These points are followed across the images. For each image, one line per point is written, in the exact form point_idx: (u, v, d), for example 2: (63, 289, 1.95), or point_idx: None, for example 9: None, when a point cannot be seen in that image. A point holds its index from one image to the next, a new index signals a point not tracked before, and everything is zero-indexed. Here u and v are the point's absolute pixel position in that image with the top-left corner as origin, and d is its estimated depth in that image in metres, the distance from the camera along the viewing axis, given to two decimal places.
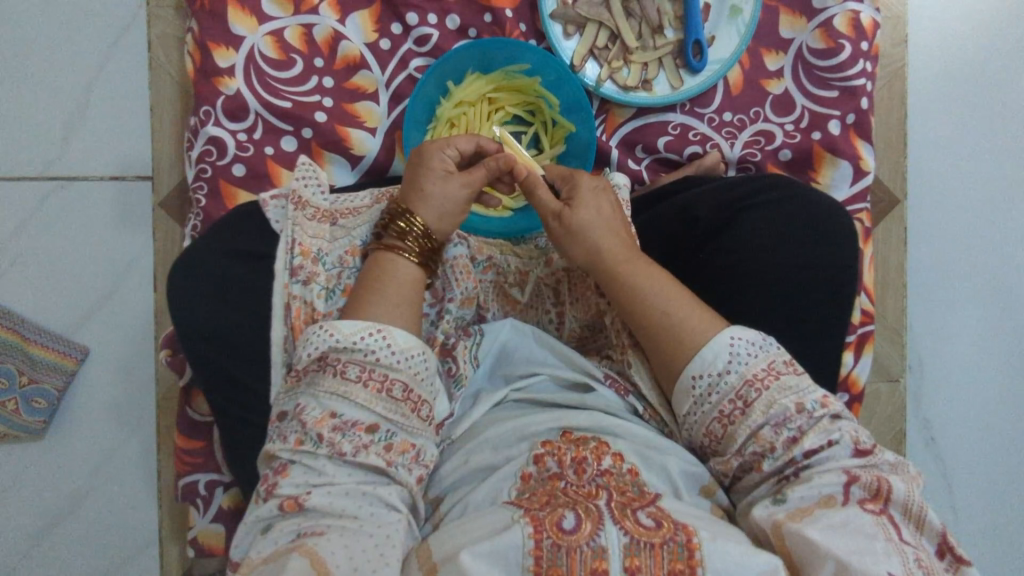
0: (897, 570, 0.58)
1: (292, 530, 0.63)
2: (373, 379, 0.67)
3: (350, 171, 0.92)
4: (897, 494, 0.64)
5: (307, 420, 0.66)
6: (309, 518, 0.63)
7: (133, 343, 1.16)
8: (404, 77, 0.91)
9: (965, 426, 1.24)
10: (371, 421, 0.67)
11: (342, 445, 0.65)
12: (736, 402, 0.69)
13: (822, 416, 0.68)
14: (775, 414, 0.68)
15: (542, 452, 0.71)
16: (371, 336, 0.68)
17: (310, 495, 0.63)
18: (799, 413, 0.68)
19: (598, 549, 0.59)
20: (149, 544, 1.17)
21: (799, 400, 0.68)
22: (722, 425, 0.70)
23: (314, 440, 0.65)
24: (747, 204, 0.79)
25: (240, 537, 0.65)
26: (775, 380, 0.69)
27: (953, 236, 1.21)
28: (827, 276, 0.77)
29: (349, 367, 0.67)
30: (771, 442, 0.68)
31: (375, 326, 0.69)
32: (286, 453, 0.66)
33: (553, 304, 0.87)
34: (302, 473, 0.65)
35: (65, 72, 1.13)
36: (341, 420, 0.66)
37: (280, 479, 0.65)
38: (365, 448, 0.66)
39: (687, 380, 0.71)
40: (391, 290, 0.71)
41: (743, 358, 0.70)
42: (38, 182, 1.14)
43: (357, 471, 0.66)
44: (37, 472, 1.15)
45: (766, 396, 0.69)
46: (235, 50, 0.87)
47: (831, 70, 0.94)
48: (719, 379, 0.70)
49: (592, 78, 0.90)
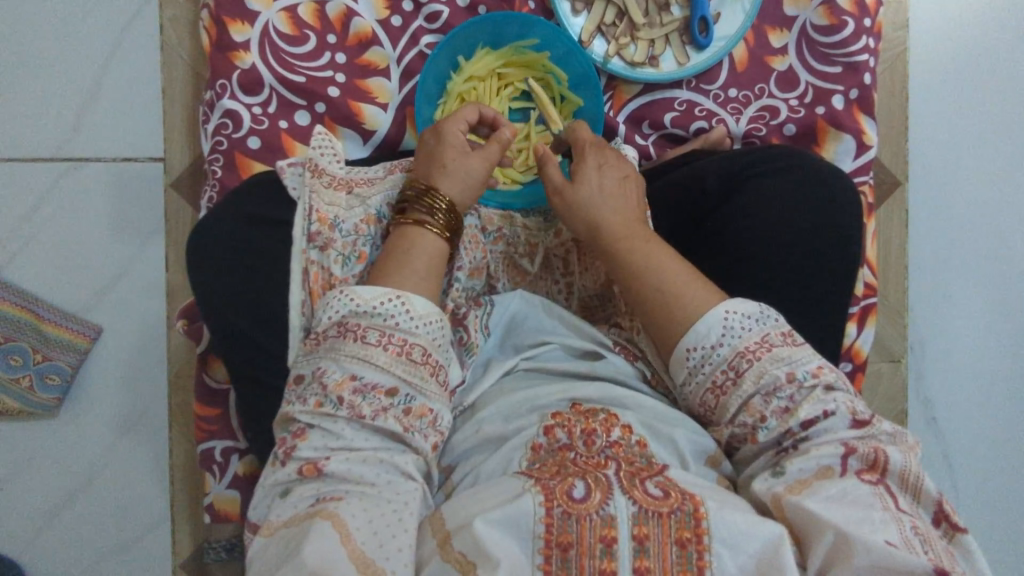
0: (894, 537, 0.60)
1: (311, 495, 0.64)
2: (392, 343, 0.68)
3: (361, 147, 0.93)
4: (894, 464, 0.65)
5: (327, 384, 0.67)
6: (328, 482, 0.65)
7: (146, 322, 1.18)
8: (414, 54, 0.93)
9: (966, 408, 1.25)
10: (389, 385, 0.68)
11: (361, 408, 0.66)
12: (728, 373, 0.71)
13: (814, 386, 0.70)
14: (765, 383, 0.70)
15: (552, 423, 0.72)
16: (389, 302, 0.70)
17: (328, 460, 0.65)
18: (789, 383, 0.70)
19: (608, 518, 0.61)
20: (162, 519, 1.18)
21: (790, 370, 0.70)
22: (715, 395, 0.73)
23: (333, 402, 0.66)
24: (751, 175, 0.80)
25: (259, 499, 0.68)
26: (767, 352, 0.71)
27: (954, 217, 1.23)
28: (832, 244, 0.78)
29: (368, 332, 0.68)
30: (761, 412, 0.70)
31: (395, 292, 0.70)
32: (304, 416, 0.67)
33: (562, 275, 0.89)
34: (320, 437, 0.66)
35: (78, 55, 1.15)
36: (362, 383, 0.67)
37: (298, 442, 0.66)
38: (383, 411, 0.67)
39: (681, 352, 0.73)
40: (417, 259, 0.74)
41: (735, 331, 0.71)
42: (52, 163, 1.16)
43: (374, 436, 0.67)
44: (51, 449, 1.17)
45: (757, 366, 0.71)
46: (250, 25, 0.89)
47: (834, 47, 0.95)
48: (712, 352, 0.72)
49: (599, 54, 0.92)
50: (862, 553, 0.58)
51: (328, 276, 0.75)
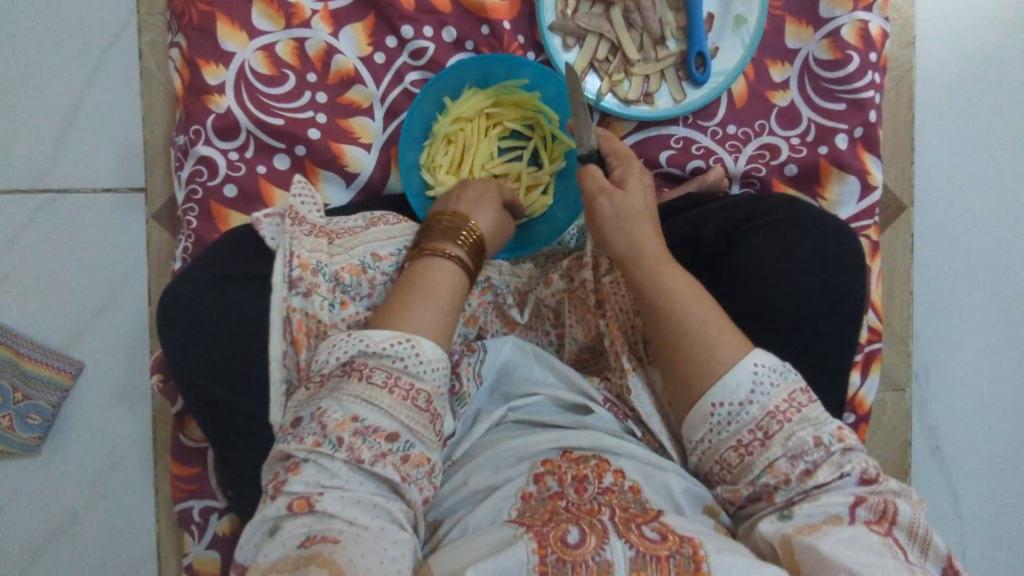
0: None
1: (302, 531, 0.60)
2: (398, 386, 0.64)
3: (343, 189, 0.90)
4: (903, 517, 0.62)
5: (328, 423, 0.62)
6: (319, 519, 0.60)
7: (129, 356, 1.15)
8: (399, 92, 0.89)
9: (974, 437, 1.21)
10: (391, 429, 0.63)
11: (361, 451, 0.62)
12: (756, 433, 0.65)
13: (837, 451, 0.64)
14: (793, 446, 0.64)
15: (543, 471, 0.69)
16: (399, 344, 0.65)
17: (321, 497, 0.60)
18: (817, 448, 0.64)
19: (604, 563, 0.58)
20: (148, 559, 1.16)
21: (817, 433, 0.65)
22: (739, 454, 0.66)
23: (332, 443, 0.62)
24: (748, 228, 0.77)
25: (247, 537, 0.63)
26: (796, 413, 0.65)
27: (963, 243, 1.18)
28: (837, 302, 0.74)
29: (375, 373, 0.64)
30: (786, 474, 0.64)
31: (405, 334, 0.66)
32: (300, 452, 0.62)
33: (553, 325, 0.86)
34: (315, 472, 0.62)
35: (55, 83, 1.11)
36: (363, 425, 0.62)
37: (291, 476, 0.62)
38: (382, 457, 0.63)
39: (708, 406, 0.67)
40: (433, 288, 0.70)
41: (766, 387, 0.65)
42: (29, 195, 1.12)
43: (369, 480, 0.63)
44: (33, 489, 1.14)
45: (787, 428, 0.65)
46: (225, 67, 0.86)
47: (838, 82, 0.92)
48: (740, 409, 0.66)
49: (592, 91, 0.88)
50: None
51: (319, 326, 0.72)
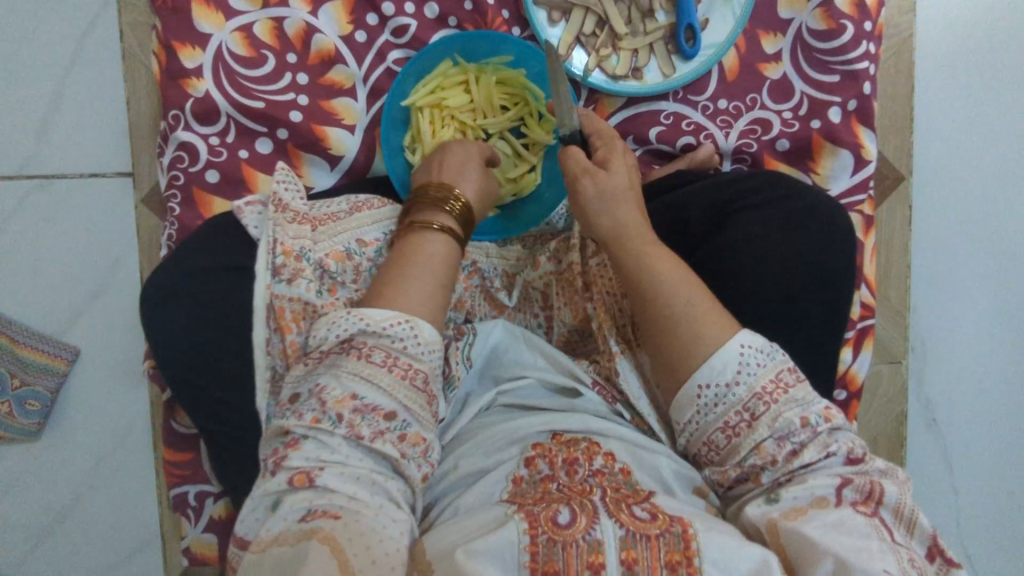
0: (892, 568, 0.56)
1: (303, 505, 0.59)
2: (398, 366, 0.63)
3: (328, 173, 0.89)
4: (889, 498, 0.62)
5: (327, 400, 0.61)
6: (320, 493, 0.59)
7: (124, 341, 1.15)
8: (382, 71, 0.87)
9: (971, 411, 1.21)
10: (390, 408, 0.63)
11: (361, 428, 0.61)
12: (742, 414, 0.65)
13: (824, 431, 0.65)
14: (780, 428, 0.64)
15: (534, 454, 0.69)
16: (399, 325, 0.64)
17: (322, 471, 0.59)
18: (804, 429, 0.64)
19: (595, 543, 0.58)
20: (151, 540, 1.18)
21: (804, 414, 0.65)
22: (726, 436, 0.66)
23: (332, 419, 0.61)
24: (737, 206, 0.76)
25: (246, 514, 0.61)
26: (783, 393, 0.65)
27: (962, 215, 1.16)
28: (823, 282, 0.73)
29: (374, 353, 0.63)
30: (773, 455, 0.64)
31: (405, 316, 0.65)
32: (300, 429, 0.61)
33: (541, 308, 0.86)
34: (315, 448, 0.61)
35: (36, 67, 1.09)
36: (362, 403, 0.61)
37: (291, 452, 0.61)
38: (381, 434, 0.62)
39: (694, 388, 0.66)
40: (431, 265, 0.69)
41: (752, 368, 0.65)
42: (16, 181, 1.11)
43: (369, 457, 0.62)
44: (35, 474, 1.15)
45: (773, 409, 0.65)
46: (202, 49, 0.84)
47: (832, 53, 0.90)
48: (726, 391, 0.65)
49: (579, 67, 0.86)
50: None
51: (313, 312, 0.70)
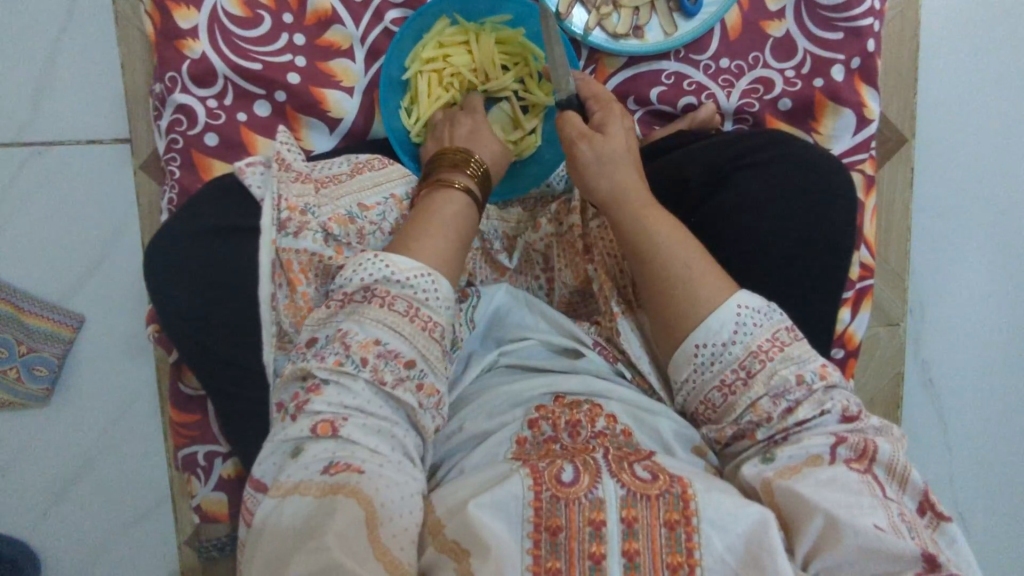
0: (882, 522, 0.58)
1: (324, 456, 0.60)
2: (419, 317, 0.64)
3: (328, 136, 0.88)
4: (882, 454, 0.63)
5: (351, 344, 0.62)
6: (342, 445, 0.60)
7: (128, 309, 1.16)
8: (379, 31, 0.86)
9: (968, 373, 1.22)
10: (410, 355, 0.63)
11: (383, 374, 0.62)
12: (738, 371, 0.66)
13: (819, 388, 0.66)
14: (775, 385, 0.65)
15: (537, 416, 0.71)
16: (422, 277, 0.65)
17: (346, 422, 0.61)
18: (799, 386, 0.65)
19: (596, 501, 0.60)
20: (161, 501, 1.21)
21: (799, 371, 0.65)
22: (723, 395, 0.67)
23: (355, 364, 0.61)
24: (739, 165, 0.76)
25: (265, 456, 0.63)
26: (779, 351, 0.66)
27: (964, 176, 1.16)
28: (821, 239, 0.74)
29: (397, 302, 0.64)
30: (768, 413, 0.65)
31: (428, 269, 0.66)
32: (321, 372, 0.62)
33: (542, 270, 0.86)
34: (337, 393, 0.62)
35: (28, 31, 1.08)
36: (385, 349, 0.62)
37: (312, 397, 0.62)
38: (402, 382, 0.63)
39: (691, 347, 0.67)
40: (451, 221, 0.70)
41: (749, 327, 0.66)
42: (12, 149, 1.10)
43: (388, 404, 0.63)
44: (45, 438, 1.17)
45: (769, 366, 0.66)
46: (197, 10, 0.83)
47: (836, 9, 0.89)
48: (723, 349, 0.66)
49: (580, 25, 0.84)
50: (849, 535, 0.57)
51: (321, 262, 0.72)
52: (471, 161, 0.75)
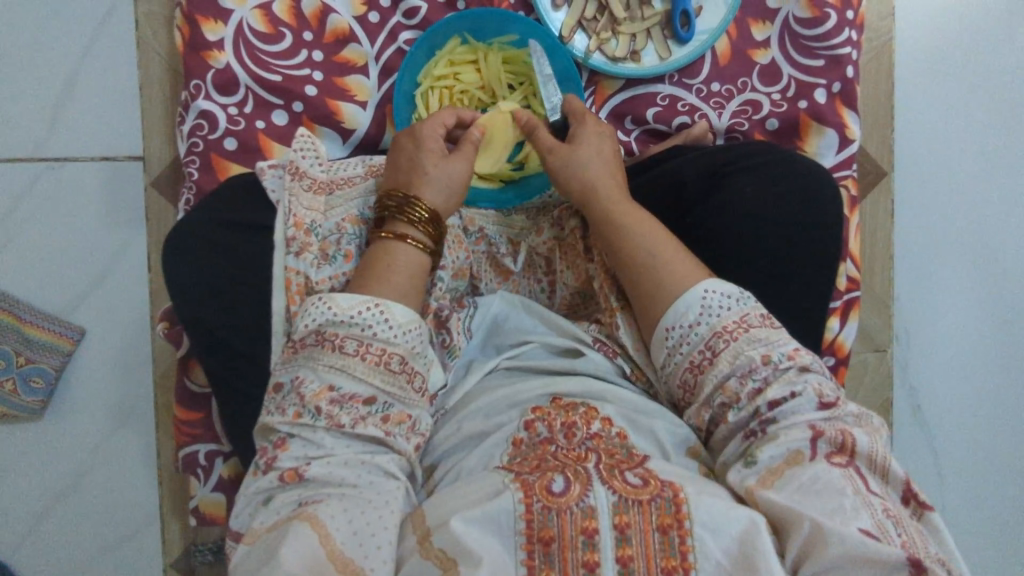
0: (868, 525, 0.58)
1: (293, 500, 0.63)
2: (370, 352, 0.67)
3: (340, 146, 0.94)
4: (861, 447, 0.63)
5: (305, 394, 0.65)
6: (310, 488, 0.63)
7: (129, 323, 1.17)
8: (393, 51, 0.93)
9: (954, 396, 1.24)
10: (368, 394, 0.66)
11: (339, 418, 0.65)
12: (704, 352, 0.69)
13: (789, 368, 0.67)
14: (741, 365, 0.68)
15: (533, 418, 0.71)
16: (369, 311, 0.68)
17: (309, 466, 0.63)
18: (765, 365, 0.67)
19: (588, 509, 0.60)
20: (151, 520, 1.18)
21: (767, 352, 0.67)
22: (693, 374, 0.70)
23: (312, 413, 0.65)
24: (728, 170, 0.81)
25: (240, 507, 0.66)
26: (744, 332, 0.68)
27: (942, 205, 1.22)
28: (804, 242, 0.78)
29: (346, 342, 0.67)
30: (736, 393, 0.68)
31: (374, 300, 0.68)
32: (284, 426, 0.65)
33: (545, 273, 0.89)
34: (301, 447, 0.65)
35: (53, 53, 1.13)
36: (339, 394, 0.65)
37: (280, 452, 0.65)
38: (362, 420, 0.65)
39: (662, 330, 0.72)
40: (400, 273, 0.71)
41: (714, 310, 0.69)
42: (28, 163, 1.14)
43: (355, 442, 0.66)
44: (36, 452, 1.16)
45: (734, 346, 0.68)
46: (224, 24, 0.89)
47: (817, 39, 0.96)
48: (690, 331, 0.70)
49: (581, 49, 0.92)
50: (834, 544, 0.57)
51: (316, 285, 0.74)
52: (414, 205, 0.73)
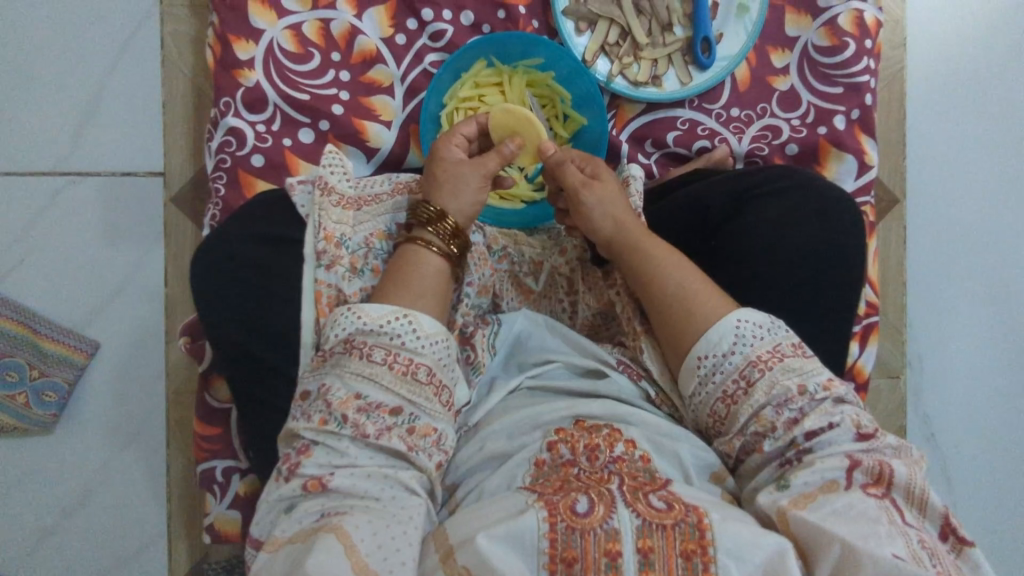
0: (901, 550, 0.58)
1: (316, 510, 0.63)
2: (398, 362, 0.67)
3: (365, 163, 0.96)
4: (899, 479, 0.63)
5: (332, 401, 0.65)
6: (333, 498, 0.63)
7: (144, 338, 1.16)
8: (418, 72, 0.95)
9: (970, 422, 1.23)
10: (394, 404, 0.66)
11: (365, 427, 0.65)
12: (738, 382, 0.69)
13: (824, 399, 0.68)
14: (776, 395, 0.68)
15: (556, 439, 0.71)
16: (397, 321, 0.68)
17: (333, 476, 0.63)
18: (801, 396, 0.67)
19: (612, 531, 0.60)
20: (160, 537, 1.17)
21: (801, 382, 0.68)
22: (725, 405, 0.70)
23: (338, 420, 0.65)
24: (754, 196, 0.81)
25: (262, 514, 0.66)
26: (779, 362, 0.69)
27: (957, 231, 1.22)
28: (827, 269, 0.79)
29: (374, 351, 0.67)
30: (772, 423, 0.68)
31: (403, 311, 0.69)
32: (309, 433, 0.65)
33: (566, 294, 0.89)
34: (325, 454, 0.65)
35: (79, 70, 1.14)
36: (366, 402, 0.66)
37: (303, 459, 0.65)
38: (387, 431, 0.66)
39: (693, 360, 0.71)
40: (424, 280, 0.72)
41: (748, 340, 0.69)
42: (50, 177, 1.15)
43: (378, 454, 0.66)
44: (47, 467, 1.15)
45: (769, 376, 0.69)
46: (255, 43, 0.91)
47: (836, 67, 0.98)
48: (723, 360, 0.70)
49: (603, 73, 0.94)
50: (869, 565, 0.56)
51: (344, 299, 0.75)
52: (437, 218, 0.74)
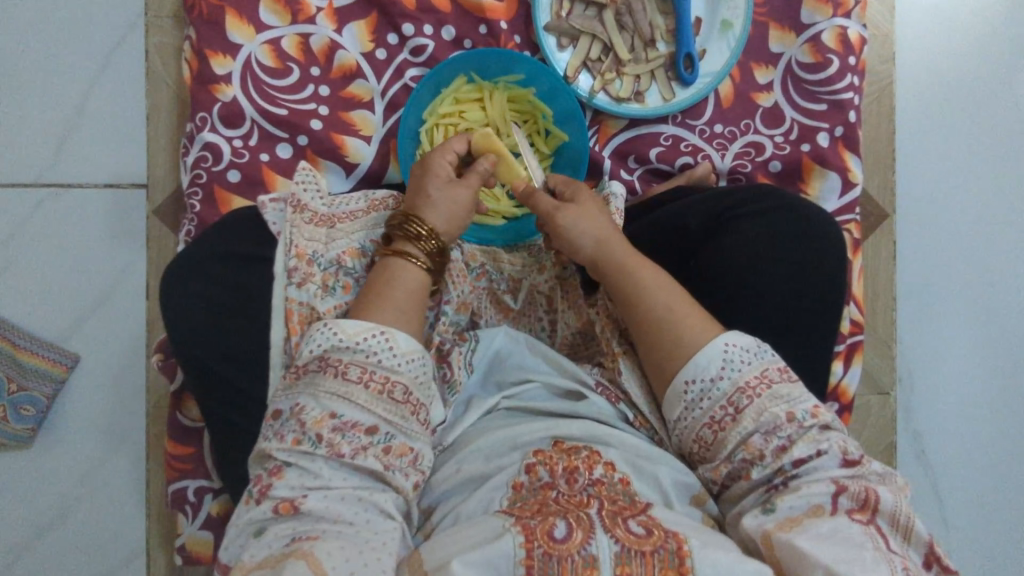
0: None
1: (287, 534, 0.61)
2: (374, 380, 0.65)
3: (344, 179, 0.95)
4: (885, 504, 0.62)
5: (306, 420, 0.64)
6: (305, 522, 0.61)
7: (125, 351, 1.15)
8: (399, 87, 0.95)
9: (958, 439, 1.22)
10: (370, 423, 0.65)
11: (341, 446, 0.63)
12: (726, 409, 0.68)
13: (812, 427, 0.66)
14: (765, 422, 0.67)
15: (534, 461, 0.69)
16: (374, 338, 0.67)
17: (306, 499, 0.61)
18: (790, 423, 0.66)
19: (590, 558, 0.58)
20: (135, 556, 1.15)
21: (790, 409, 0.67)
22: (713, 431, 0.69)
23: (312, 440, 0.63)
24: (731, 217, 0.80)
25: (232, 538, 0.64)
26: (768, 389, 0.68)
27: (945, 248, 1.21)
28: (806, 291, 0.78)
29: (350, 369, 0.66)
30: (760, 450, 0.66)
31: (381, 328, 0.67)
32: (281, 454, 0.63)
33: (546, 312, 0.88)
34: (297, 475, 0.63)
35: (61, 80, 1.14)
36: (340, 421, 0.64)
37: (274, 481, 0.62)
38: (363, 450, 0.64)
39: (681, 384, 0.70)
40: (399, 294, 0.71)
41: (736, 364, 0.68)
42: (31, 188, 1.14)
43: (353, 475, 0.64)
44: (23, 483, 1.14)
45: (757, 404, 0.67)
46: (233, 58, 0.91)
47: (820, 84, 0.97)
48: (712, 385, 0.69)
49: (585, 89, 0.94)
50: None
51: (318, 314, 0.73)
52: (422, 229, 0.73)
